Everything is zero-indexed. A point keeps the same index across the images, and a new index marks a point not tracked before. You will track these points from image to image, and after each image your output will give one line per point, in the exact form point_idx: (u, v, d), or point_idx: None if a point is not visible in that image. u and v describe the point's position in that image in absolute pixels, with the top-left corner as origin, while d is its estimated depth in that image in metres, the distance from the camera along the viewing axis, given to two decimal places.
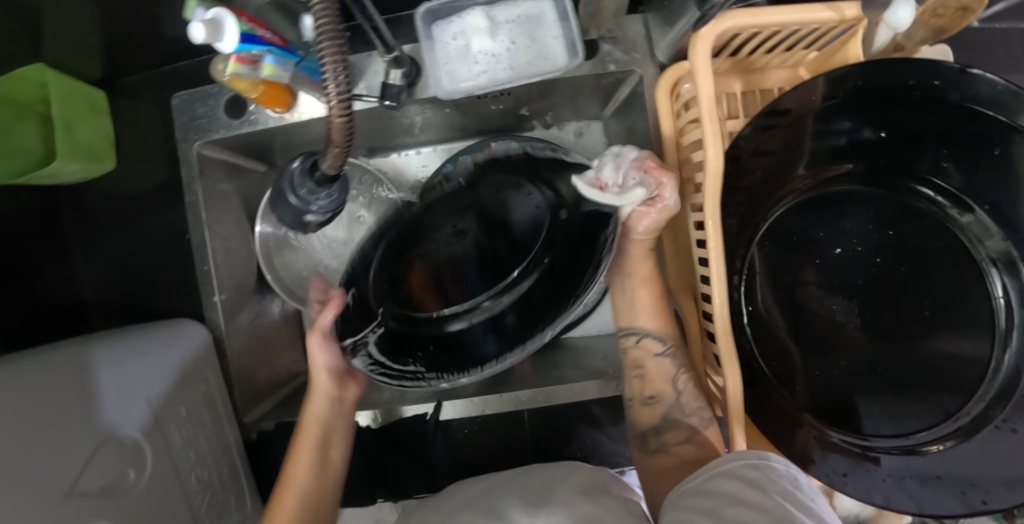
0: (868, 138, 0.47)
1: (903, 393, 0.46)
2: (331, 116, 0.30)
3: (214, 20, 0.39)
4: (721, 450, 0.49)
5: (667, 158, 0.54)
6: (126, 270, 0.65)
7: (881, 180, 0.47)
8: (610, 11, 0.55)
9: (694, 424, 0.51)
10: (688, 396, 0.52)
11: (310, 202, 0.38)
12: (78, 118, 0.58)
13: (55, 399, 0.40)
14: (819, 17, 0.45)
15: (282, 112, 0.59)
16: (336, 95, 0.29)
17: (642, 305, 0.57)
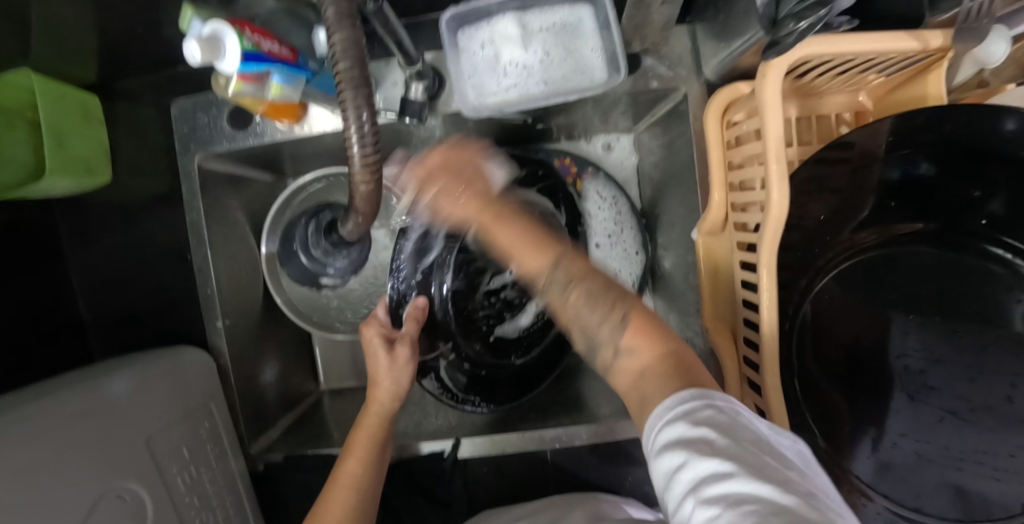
0: (957, 192, 0.41)
1: (974, 475, 0.39)
2: (354, 175, 0.30)
3: (212, 38, 0.34)
4: (664, 346, 0.34)
5: (715, 192, 0.50)
6: (125, 288, 0.61)
7: (953, 240, 0.43)
8: (658, 24, 0.49)
9: (610, 337, 0.35)
10: (587, 312, 0.37)
11: (327, 263, 0.49)
12: (68, 128, 0.53)
13: (54, 452, 0.36)
14: (903, 47, 0.38)
15: (291, 124, 0.54)
16: (361, 151, 0.29)
17: (508, 240, 0.41)
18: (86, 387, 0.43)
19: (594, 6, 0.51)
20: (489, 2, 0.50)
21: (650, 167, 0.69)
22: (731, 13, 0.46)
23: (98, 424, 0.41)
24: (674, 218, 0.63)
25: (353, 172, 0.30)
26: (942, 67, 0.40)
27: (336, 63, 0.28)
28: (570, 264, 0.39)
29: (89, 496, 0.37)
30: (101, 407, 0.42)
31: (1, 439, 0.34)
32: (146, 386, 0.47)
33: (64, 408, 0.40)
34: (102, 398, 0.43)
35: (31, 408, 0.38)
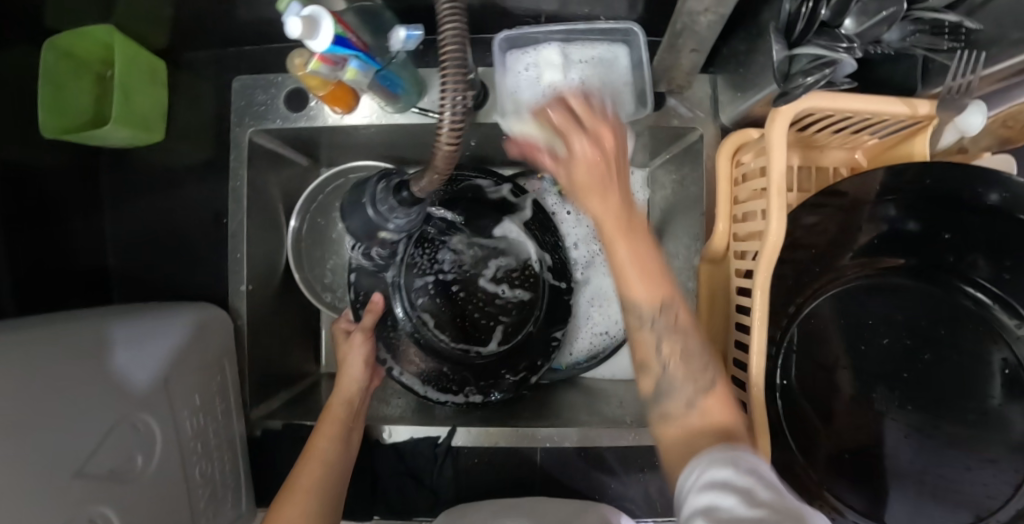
0: (929, 237, 0.46)
1: (933, 488, 0.44)
2: (438, 142, 0.28)
3: (312, 18, 0.38)
4: (729, 417, 0.34)
5: (719, 222, 0.56)
6: (155, 243, 0.63)
7: (930, 275, 0.47)
8: (685, 69, 0.55)
9: (687, 395, 0.35)
10: (684, 368, 0.36)
11: (386, 221, 0.34)
12: (137, 86, 0.57)
13: (81, 373, 0.39)
14: (894, 111, 0.45)
15: (342, 113, 0.59)
16: (450, 121, 0.27)
17: (621, 260, 0.36)
18: (108, 324, 0.46)
19: (630, 47, 0.57)
20: (539, 30, 0.56)
21: (660, 199, 0.74)
22: (750, 68, 0.52)
23: (117, 358, 0.43)
24: (678, 246, 0.68)
25: (438, 137, 0.28)
26: (928, 132, 0.46)
27: (441, 41, 0.27)
28: (674, 304, 0.36)
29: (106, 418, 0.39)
30: (122, 342, 0.45)
31: (33, 351, 0.36)
32: (162, 332, 0.49)
33: (90, 339, 0.42)
34: (121, 335, 0.45)
35: (59, 331, 0.40)
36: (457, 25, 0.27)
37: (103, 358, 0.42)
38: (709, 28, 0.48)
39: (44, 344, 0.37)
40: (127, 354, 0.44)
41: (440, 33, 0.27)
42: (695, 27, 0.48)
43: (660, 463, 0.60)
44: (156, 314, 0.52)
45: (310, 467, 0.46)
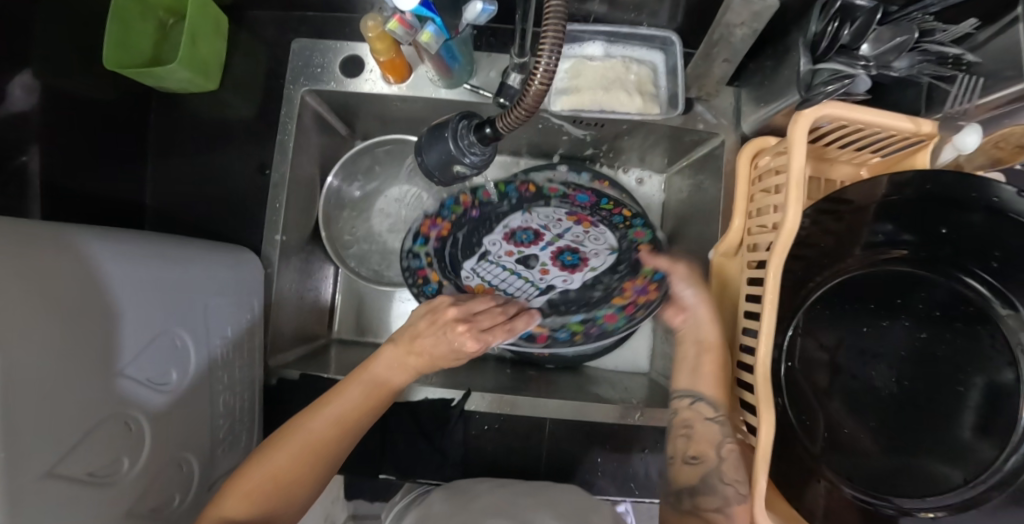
0: (930, 232, 0.50)
1: (922, 457, 0.48)
2: (532, 82, 0.31)
3: None
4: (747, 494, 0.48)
5: (736, 218, 0.60)
6: (193, 187, 0.65)
7: (932, 265, 0.50)
8: (715, 78, 0.61)
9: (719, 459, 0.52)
10: (732, 469, 0.50)
11: (463, 155, 0.37)
12: (203, 33, 0.60)
13: (81, 290, 0.33)
14: (899, 126, 0.50)
15: (394, 83, 0.63)
16: (547, 64, 0.30)
17: (710, 393, 0.55)
18: (73, 229, 0.35)
19: (666, 54, 0.63)
20: (586, 29, 0.61)
21: (675, 203, 0.79)
22: (775, 81, 0.58)
23: (107, 273, 0.36)
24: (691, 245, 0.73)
25: (531, 75, 0.32)
26: (928, 148, 0.52)
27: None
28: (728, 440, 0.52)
29: (142, 334, 0.39)
30: (108, 255, 0.37)
31: (41, 257, 0.30)
32: (146, 254, 0.41)
33: (112, 252, 0.37)
34: (96, 245, 0.36)
35: (34, 233, 0.31)
36: None
37: (87, 273, 0.34)
38: (742, 40, 0.54)
39: (76, 261, 0.33)
40: (120, 272, 0.37)
41: None
42: (730, 38, 0.54)
43: (662, 444, 0.62)
44: (132, 229, 0.44)
45: (326, 423, 0.45)
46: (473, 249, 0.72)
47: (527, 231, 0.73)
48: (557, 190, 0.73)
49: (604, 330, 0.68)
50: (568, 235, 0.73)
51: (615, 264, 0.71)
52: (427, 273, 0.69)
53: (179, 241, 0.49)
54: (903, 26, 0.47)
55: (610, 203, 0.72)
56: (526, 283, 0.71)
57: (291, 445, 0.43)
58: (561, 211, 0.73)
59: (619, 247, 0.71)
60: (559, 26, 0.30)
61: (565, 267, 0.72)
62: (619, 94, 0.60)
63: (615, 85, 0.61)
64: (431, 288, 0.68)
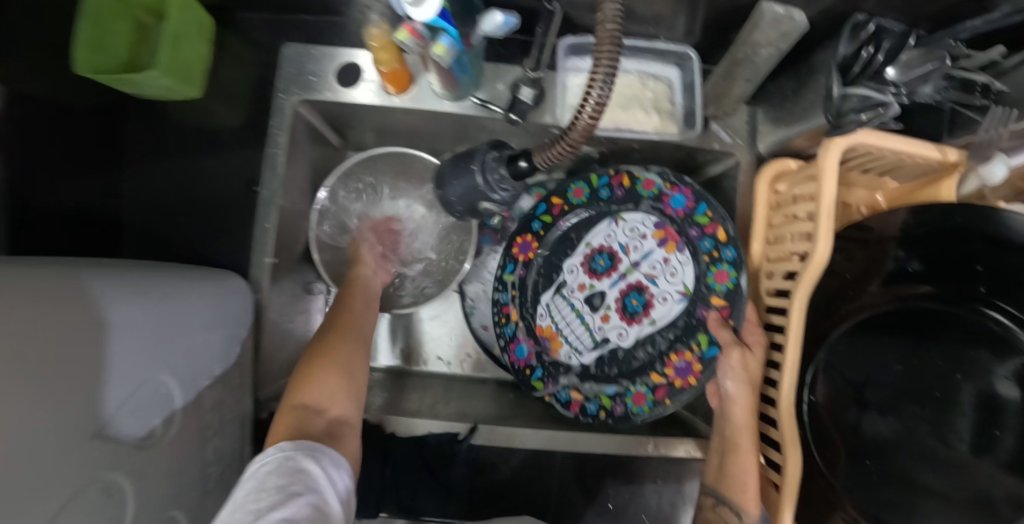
0: (962, 267, 0.48)
1: (956, 503, 0.45)
2: (578, 120, 0.30)
3: None
4: None
5: (755, 243, 0.60)
6: (173, 203, 0.59)
7: (959, 302, 0.48)
8: (733, 97, 0.59)
9: None
10: None
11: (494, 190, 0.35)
12: (185, 36, 0.54)
13: (78, 333, 0.32)
14: (926, 155, 0.49)
15: (394, 94, 0.59)
16: (596, 101, 0.29)
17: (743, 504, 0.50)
18: (87, 275, 0.36)
19: (682, 70, 0.61)
20: None
21: None
22: (797, 103, 0.56)
23: (110, 313, 0.35)
24: None
25: (580, 109, 0.29)
26: (953, 176, 0.51)
27: (598, 25, 0.28)
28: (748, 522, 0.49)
29: (119, 385, 0.35)
30: (112, 296, 0.37)
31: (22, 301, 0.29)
32: (148, 292, 0.40)
33: (68, 292, 0.32)
34: (102, 287, 0.36)
35: (28, 273, 0.32)
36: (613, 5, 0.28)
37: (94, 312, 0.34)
38: (766, 61, 0.52)
39: (29, 304, 0.29)
40: (124, 310, 0.37)
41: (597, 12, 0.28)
42: (754, 58, 0.52)
43: (675, 476, 0.60)
44: (140, 272, 0.44)
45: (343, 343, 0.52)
46: (552, 272, 0.69)
47: (605, 254, 0.68)
48: (652, 188, 0.64)
49: (631, 411, 0.64)
50: (646, 264, 0.66)
51: (687, 311, 0.64)
52: (508, 311, 0.69)
53: (174, 276, 0.46)
54: (935, 52, 0.45)
55: (707, 216, 0.61)
56: (585, 330, 0.68)
57: (339, 347, 0.52)
58: (651, 223, 0.66)
59: (693, 292, 0.64)
60: (611, 61, 0.28)
61: (626, 315, 0.67)
62: (636, 112, 0.58)
63: (633, 102, 0.58)
64: (509, 328, 0.69)
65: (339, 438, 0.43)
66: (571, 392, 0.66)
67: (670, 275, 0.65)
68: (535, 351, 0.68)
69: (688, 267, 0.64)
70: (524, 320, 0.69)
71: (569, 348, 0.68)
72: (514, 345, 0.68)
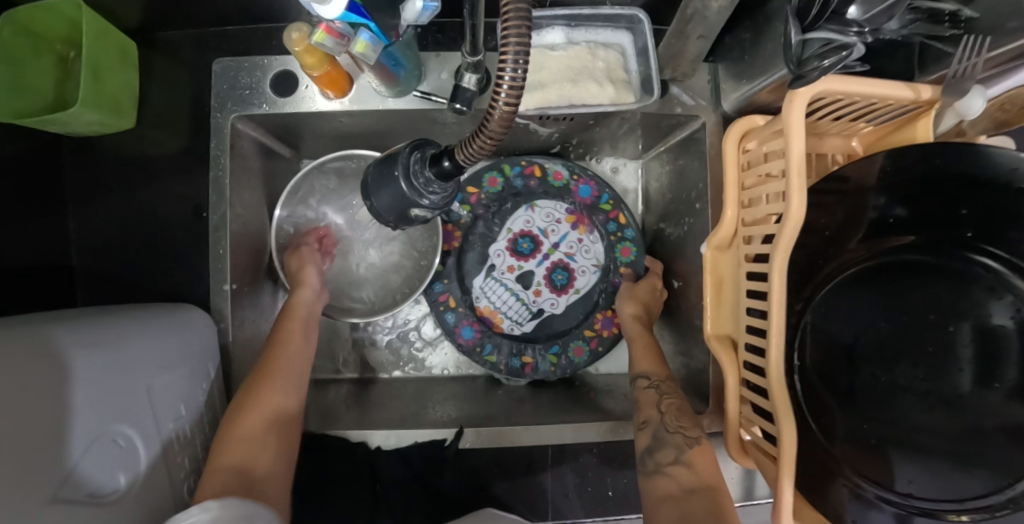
0: (946, 212, 0.45)
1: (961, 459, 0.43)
2: (493, 107, 0.25)
3: None
4: (710, 480, 0.46)
5: (728, 209, 0.56)
6: (125, 239, 0.57)
7: (944, 249, 0.46)
8: (690, 56, 0.55)
9: (678, 444, 0.49)
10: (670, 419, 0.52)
11: (422, 195, 0.30)
12: (105, 64, 0.52)
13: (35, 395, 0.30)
14: (899, 94, 0.46)
15: (334, 97, 0.56)
16: (510, 81, 0.25)
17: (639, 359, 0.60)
18: (47, 328, 0.36)
19: (634, 34, 0.57)
20: (542, 15, 0.55)
21: (656, 191, 0.74)
22: (757, 55, 0.52)
23: (75, 364, 0.34)
24: (678, 238, 0.69)
25: (492, 99, 0.25)
26: (930, 115, 0.48)
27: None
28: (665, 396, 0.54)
29: (81, 441, 0.34)
30: (74, 344, 0.36)
31: None
32: (110, 341, 0.40)
33: (20, 350, 0.31)
34: (64, 338, 0.35)
35: None
36: None
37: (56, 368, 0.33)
38: (717, 15, 0.48)
39: None
40: (88, 360, 0.36)
41: None
42: (705, 13, 0.48)
43: None
44: (97, 321, 0.43)
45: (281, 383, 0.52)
46: (479, 262, 0.74)
47: (528, 239, 0.74)
48: (562, 178, 0.73)
49: (572, 362, 0.72)
50: (564, 244, 0.75)
51: (601, 281, 0.74)
52: (446, 297, 0.71)
53: (128, 321, 0.45)
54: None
55: (610, 204, 0.73)
56: (521, 305, 0.74)
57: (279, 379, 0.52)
58: (563, 209, 0.75)
59: (605, 264, 0.74)
60: (523, 33, 0.24)
61: (558, 288, 0.74)
62: (588, 84, 0.54)
63: (583, 75, 0.55)
64: (450, 313, 0.71)
65: (256, 475, 0.44)
66: (521, 358, 0.71)
67: (586, 252, 0.75)
68: (477, 330, 0.71)
69: (599, 244, 0.75)
70: (463, 306, 0.72)
71: (511, 320, 0.73)
72: (461, 329, 0.70)
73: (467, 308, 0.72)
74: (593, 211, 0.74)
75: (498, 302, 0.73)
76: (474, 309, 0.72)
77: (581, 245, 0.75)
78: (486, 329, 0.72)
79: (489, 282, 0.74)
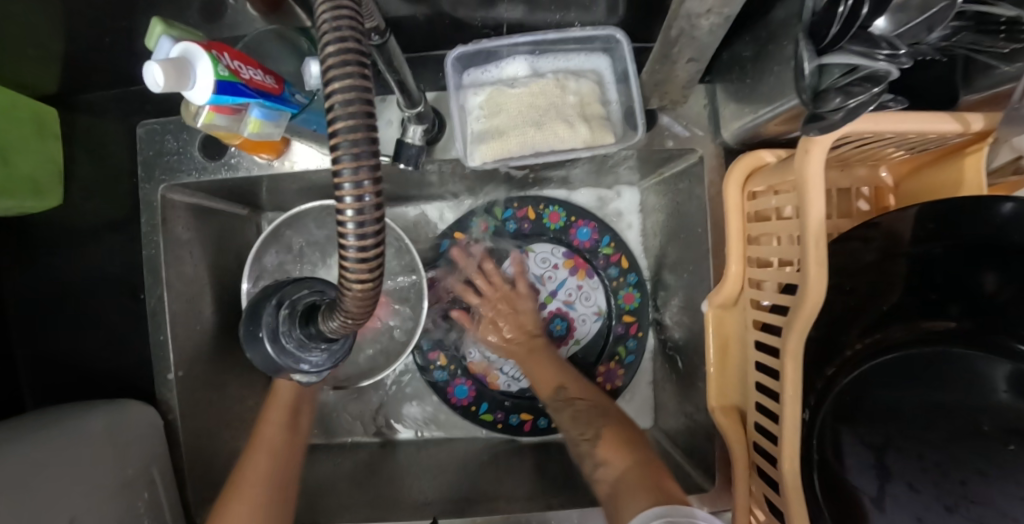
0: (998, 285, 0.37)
1: None
2: (343, 269, 0.20)
3: (181, 62, 0.29)
4: (627, 461, 0.48)
5: (732, 264, 0.47)
6: (64, 324, 0.53)
7: (989, 335, 0.37)
8: (680, 83, 0.45)
9: (591, 450, 0.52)
10: (575, 427, 0.56)
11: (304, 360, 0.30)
12: (16, 142, 0.46)
13: None
14: (943, 129, 0.37)
15: (270, 158, 0.49)
16: (358, 243, 0.19)
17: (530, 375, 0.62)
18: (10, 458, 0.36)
19: (612, 57, 0.48)
20: (501, 44, 0.46)
21: (653, 224, 0.66)
22: (760, 81, 0.43)
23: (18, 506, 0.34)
24: (676, 281, 0.60)
25: (341, 262, 0.20)
26: (982, 150, 0.40)
27: (329, 118, 0.18)
28: (569, 408, 0.57)
29: None
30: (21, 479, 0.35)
31: None
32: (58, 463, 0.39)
33: None
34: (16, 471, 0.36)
35: None
36: (354, 79, 0.18)
37: None
38: (709, 35, 0.37)
39: None
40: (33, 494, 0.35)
41: (328, 94, 0.18)
42: (693, 32, 0.37)
43: None
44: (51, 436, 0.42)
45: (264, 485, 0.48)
46: (471, 317, 0.69)
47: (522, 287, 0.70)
48: (558, 220, 0.67)
49: None
50: (562, 292, 0.70)
51: (602, 332, 0.68)
52: (435, 355, 0.66)
53: (79, 430, 0.44)
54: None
55: (611, 246, 0.67)
56: (518, 360, 0.69)
57: (262, 461, 0.51)
58: (560, 253, 0.69)
59: (608, 311, 0.68)
60: (370, 167, 0.18)
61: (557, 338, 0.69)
62: (555, 126, 0.45)
63: (549, 116, 0.45)
64: (441, 373, 0.66)
65: None
66: (521, 415, 0.66)
67: (586, 299, 0.69)
68: (471, 389, 0.66)
69: (601, 292, 0.68)
70: (455, 362, 0.67)
71: (507, 377, 0.68)
72: (453, 389, 0.66)
73: (457, 366, 0.66)
74: (596, 257, 0.68)
75: (495, 358, 0.68)
76: (465, 366, 0.67)
77: (585, 294, 0.69)
78: (480, 387, 0.66)
79: (486, 340, 0.68)
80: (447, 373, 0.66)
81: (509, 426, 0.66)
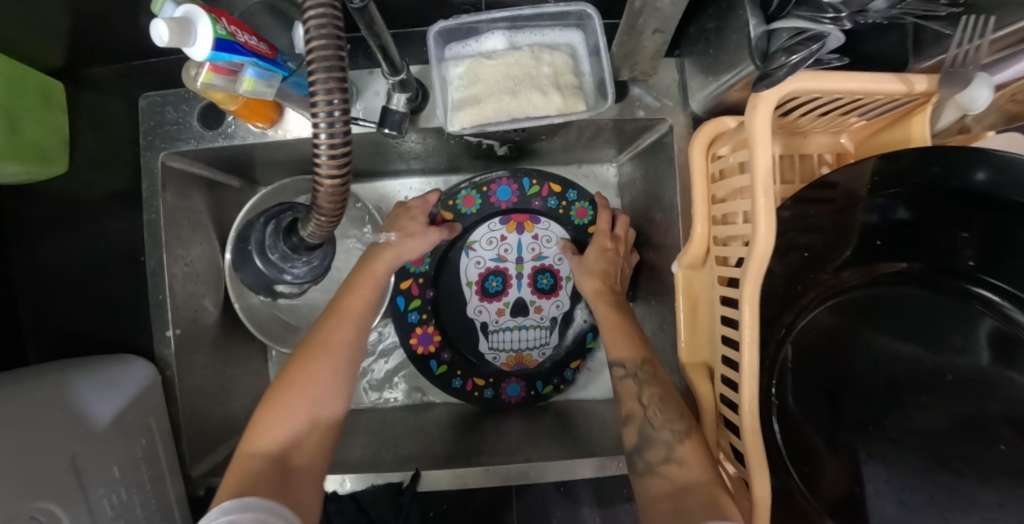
0: (943, 234, 0.39)
1: None
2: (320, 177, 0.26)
3: (183, 21, 0.32)
4: (704, 474, 0.42)
5: (697, 224, 0.50)
6: (68, 288, 0.56)
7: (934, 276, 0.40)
8: (648, 54, 0.48)
9: (666, 442, 0.45)
10: (659, 414, 0.47)
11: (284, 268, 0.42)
12: (26, 110, 0.49)
13: None
14: (888, 88, 0.39)
15: (264, 127, 0.52)
16: (327, 144, 0.25)
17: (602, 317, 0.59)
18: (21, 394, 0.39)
19: (585, 32, 0.51)
20: (479, 20, 0.49)
21: (632, 193, 0.69)
22: (720, 49, 0.46)
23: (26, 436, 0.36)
24: (653, 249, 0.63)
25: (318, 170, 0.26)
26: (927, 109, 0.42)
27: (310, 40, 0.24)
28: (647, 386, 0.50)
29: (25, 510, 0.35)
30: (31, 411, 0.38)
31: None
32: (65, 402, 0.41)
33: None
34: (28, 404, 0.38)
35: None
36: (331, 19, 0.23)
37: None
38: (672, 6, 0.40)
39: None
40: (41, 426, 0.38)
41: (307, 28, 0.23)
42: (656, 3, 0.40)
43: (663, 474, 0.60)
44: (58, 383, 0.44)
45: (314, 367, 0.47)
46: (467, 328, 0.71)
47: (495, 278, 0.71)
48: (474, 202, 0.68)
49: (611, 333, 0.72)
50: (524, 253, 0.71)
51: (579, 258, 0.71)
52: (469, 382, 0.69)
53: (84, 378, 0.46)
54: None
55: (536, 185, 0.69)
56: (534, 330, 0.72)
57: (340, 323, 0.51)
58: (499, 224, 0.71)
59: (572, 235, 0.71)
60: (339, 79, 0.24)
61: (539, 292, 0.72)
62: (530, 94, 0.48)
63: (525, 85, 0.48)
64: (488, 390, 0.69)
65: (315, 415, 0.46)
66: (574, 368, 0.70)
67: (547, 243, 0.71)
68: (521, 384, 0.70)
69: (554, 226, 0.71)
70: (486, 373, 0.69)
71: (538, 350, 0.71)
72: (505, 388, 0.69)
73: (487, 369, 0.70)
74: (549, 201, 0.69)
75: (518, 343, 0.71)
76: (500, 371, 0.70)
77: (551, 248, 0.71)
78: (523, 374, 0.70)
79: (466, 328, 0.71)
80: (488, 388, 0.69)
81: (537, 393, 0.70)
